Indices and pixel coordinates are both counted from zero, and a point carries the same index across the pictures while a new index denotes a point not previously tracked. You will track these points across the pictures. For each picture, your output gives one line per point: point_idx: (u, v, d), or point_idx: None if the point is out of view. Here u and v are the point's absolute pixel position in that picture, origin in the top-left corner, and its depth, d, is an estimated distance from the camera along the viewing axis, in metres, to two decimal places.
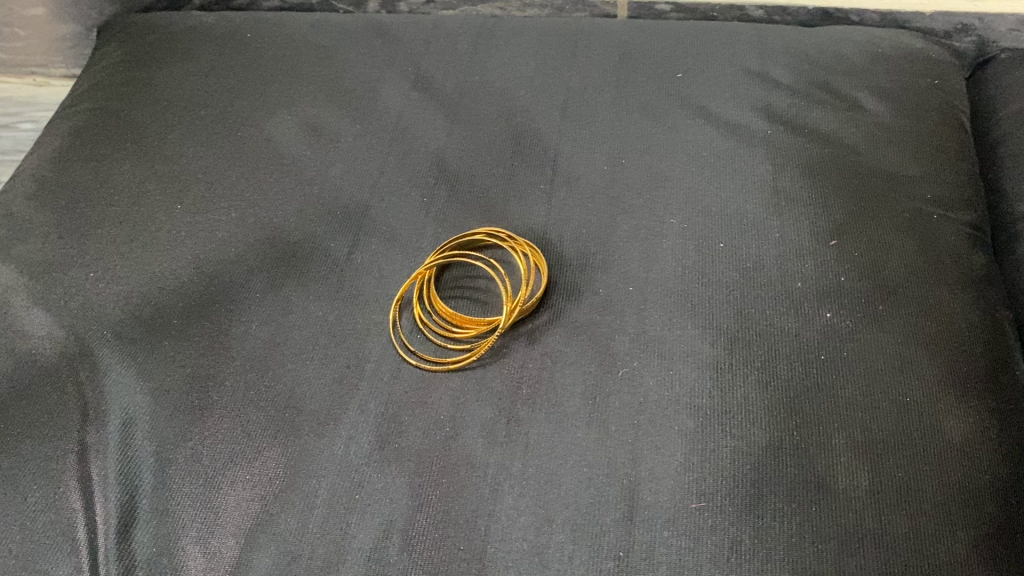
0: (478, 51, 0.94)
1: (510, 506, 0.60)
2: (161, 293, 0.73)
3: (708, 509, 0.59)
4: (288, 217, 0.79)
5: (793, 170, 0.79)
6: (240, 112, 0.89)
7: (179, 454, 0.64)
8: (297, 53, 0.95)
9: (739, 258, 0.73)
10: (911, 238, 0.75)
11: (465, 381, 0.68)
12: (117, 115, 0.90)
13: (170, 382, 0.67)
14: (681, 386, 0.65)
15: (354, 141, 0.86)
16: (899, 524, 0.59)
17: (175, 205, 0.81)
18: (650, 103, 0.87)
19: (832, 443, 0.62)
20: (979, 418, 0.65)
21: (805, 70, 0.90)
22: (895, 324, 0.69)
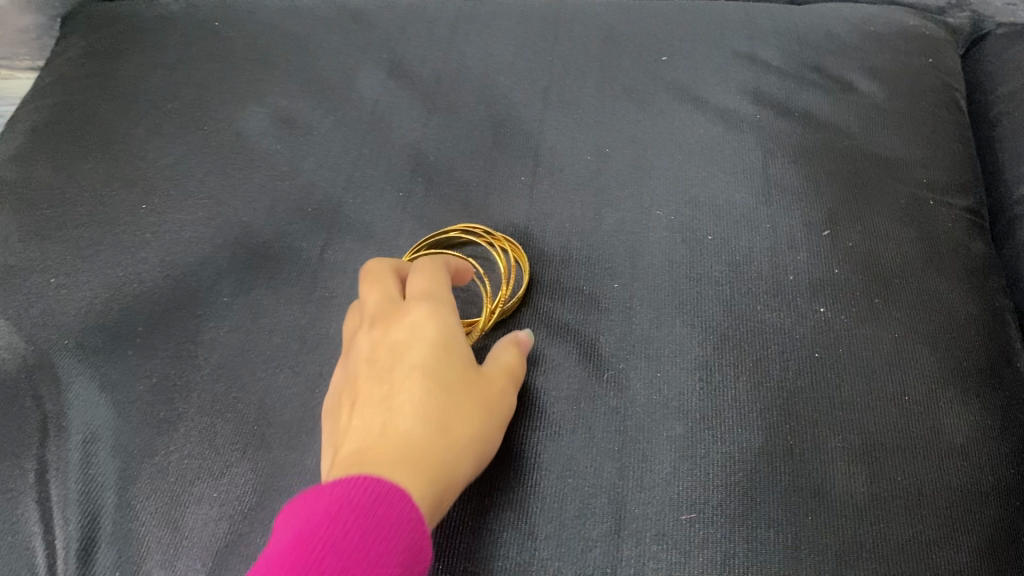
0: (456, 35, 0.91)
1: (493, 521, 0.58)
2: (125, 299, 0.70)
3: (699, 521, 0.57)
4: (258, 214, 0.76)
5: (784, 158, 0.76)
6: (208, 104, 0.85)
7: (144, 472, 0.61)
8: (267, 40, 0.91)
9: (728, 253, 0.70)
10: (908, 226, 0.72)
11: None
12: (78, 107, 0.86)
13: (135, 394, 0.64)
14: (670, 389, 0.62)
15: (327, 134, 0.82)
16: (899, 532, 0.57)
17: (140, 204, 0.77)
18: (635, 88, 0.84)
19: (829, 446, 0.59)
20: (981, 416, 0.62)
21: (796, 52, 0.86)
22: (892, 319, 0.66)
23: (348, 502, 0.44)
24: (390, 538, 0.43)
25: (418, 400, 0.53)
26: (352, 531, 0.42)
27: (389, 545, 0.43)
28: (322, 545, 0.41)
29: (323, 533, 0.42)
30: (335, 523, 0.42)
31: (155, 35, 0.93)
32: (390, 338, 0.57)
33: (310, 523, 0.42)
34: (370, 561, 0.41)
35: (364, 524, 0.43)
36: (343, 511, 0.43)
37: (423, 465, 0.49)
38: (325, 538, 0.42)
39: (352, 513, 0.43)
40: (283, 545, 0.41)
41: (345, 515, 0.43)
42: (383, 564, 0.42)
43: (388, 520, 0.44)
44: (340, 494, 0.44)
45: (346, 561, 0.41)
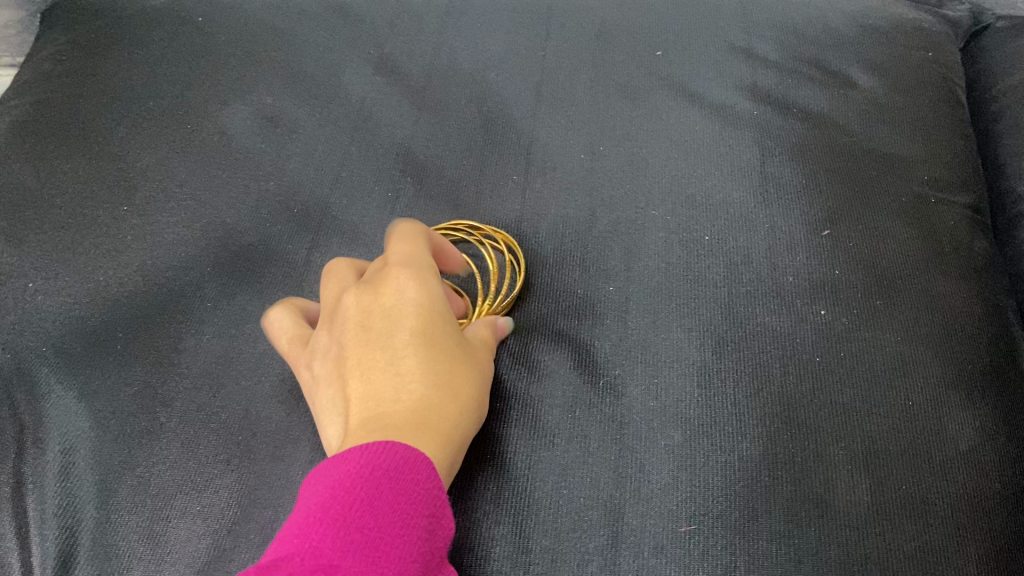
0: (446, 30, 0.88)
1: (486, 534, 0.56)
2: (105, 304, 0.68)
3: (698, 533, 0.55)
4: (243, 216, 0.74)
5: (782, 155, 0.74)
6: (191, 102, 0.83)
7: (124, 485, 0.59)
8: (251, 35, 0.89)
9: (726, 254, 0.68)
10: (909, 225, 0.70)
11: None
12: (56, 103, 0.83)
13: (115, 403, 0.62)
14: (667, 396, 0.61)
15: (314, 132, 0.80)
16: (904, 541, 0.55)
17: (122, 205, 0.74)
18: (629, 83, 0.82)
19: (831, 455, 0.58)
20: (985, 421, 0.61)
21: (793, 46, 0.84)
22: (894, 322, 0.64)
23: (383, 466, 0.46)
24: (421, 499, 0.45)
25: (422, 366, 0.53)
26: (388, 492, 0.44)
27: (420, 508, 0.45)
28: (361, 503, 0.43)
29: (361, 491, 0.44)
30: (371, 483, 0.44)
31: (136, 31, 0.90)
32: (382, 301, 0.57)
33: (347, 480, 0.44)
34: (405, 521, 0.44)
35: (397, 487, 0.45)
36: (378, 473, 0.45)
37: (434, 431, 0.51)
38: (363, 496, 0.43)
39: (387, 475, 0.45)
40: (321, 499, 0.43)
41: (379, 477, 0.45)
42: (415, 527, 0.44)
43: (420, 482, 0.46)
44: (374, 456, 0.46)
45: (383, 519, 0.43)
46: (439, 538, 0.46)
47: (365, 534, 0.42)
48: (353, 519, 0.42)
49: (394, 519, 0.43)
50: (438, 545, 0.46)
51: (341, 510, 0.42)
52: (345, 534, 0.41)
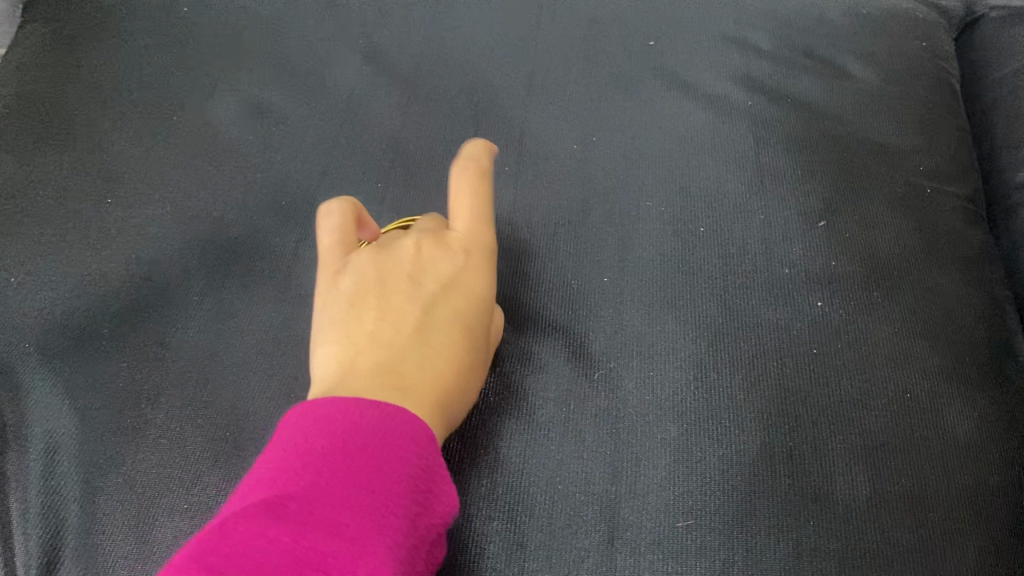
0: (435, 20, 0.87)
1: (480, 531, 0.55)
2: (88, 297, 0.66)
3: (696, 529, 0.54)
4: (229, 209, 0.73)
5: (778, 145, 0.74)
6: (176, 92, 0.81)
7: (109, 483, 0.57)
8: (237, 24, 0.87)
9: (721, 245, 0.68)
10: (906, 217, 0.69)
11: None
12: (36, 88, 0.81)
13: (100, 399, 0.61)
14: (662, 389, 0.60)
15: (300, 123, 0.79)
16: (904, 534, 0.54)
17: (105, 197, 0.73)
18: (622, 74, 0.81)
19: (830, 447, 0.57)
20: (982, 414, 0.60)
21: (787, 36, 0.84)
22: (892, 312, 0.64)
23: (398, 431, 0.45)
24: (429, 474, 0.45)
25: (452, 345, 0.54)
26: (400, 459, 0.44)
27: (428, 481, 0.45)
28: (372, 465, 0.43)
29: (372, 453, 0.43)
30: (385, 448, 0.44)
31: (119, 15, 0.88)
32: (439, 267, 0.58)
33: (359, 438, 0.44)
34: (411, 492, 0.43)
35: (410, 456, 0.45)
36: (392, 437, 0.45)
37: (441, 411, 0.52)
38: (375, 459, 0.43)
39: (401, 442, 0.45)
40: (332, 448, 0.43)
41: (394, 442, 0.45)
42: (419, 500, 0.44)
43: (432, 456, 0.46)
44: (388, 418, 0.46)
45: (394, 486, 0.43)
46: (440, 514, 0.45)
47: (373, 498, 0.42)
48: (361, 479, 0.42)
49: (402, 487, 0.43)
50: (438, 521, 0.45)
51: (350, 469, 0.42)
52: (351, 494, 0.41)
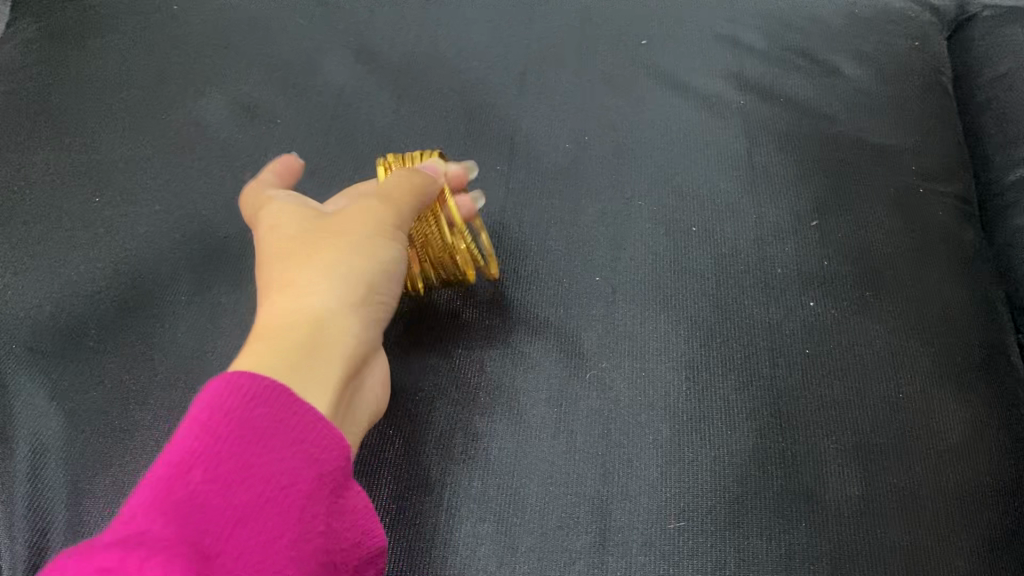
0: (427, 17, 0.86)
1: (471, 531, 0.55)
2: (74, 297, 0.66)
3: (687, 530, 0.54)
4: (219, 208, 0.72)
5: (770, 145, 0.74)
6: (164, 89, 0.81)
7: (97, 484, 0.58)
8: (225, 19, 0.86)
9: (712, 246, 0.68)
10: (898, 217, 0.69)
11: (421, 375, 0.62)
12: (21, 84, 0.80)
13: (88, 401, 0.61)
14: (654, 389, 0.60)
15: (291, 121, 0.78)
16: (895, 535, 0.55)
17: (94, 197, 0.72)
18: (613, 73, 0.80)
19: (822, 448, 0.58)
20: (975, 413, 0.60)
21: (779, 35, 0.83)
22: (884, 313, 0.64)
23: (261, 396, 0.44)
24: (299, 432, 0.44)
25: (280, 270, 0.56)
26: (264, 429, 0.43)
27: (300, 439, 0.44)
28: (233, 442, 0.42)
29: (232, 428, 0.42)
30: (244, 419, 0.43)
31: (103, 7, 0.86)
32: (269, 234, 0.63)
33: (217, 414, 0.43)
34: (281, 460, 0.43)
35: (273, 420, 0.44)
36: (254, 407, 0.44)
37: (279, 330, 0.51)
38: (235, 436, 0.42)
39: (265, 408, 0.44)
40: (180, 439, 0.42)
41: (255, 410, 0.44)
42: (292, 463, 0.43)
43: (301, 415, 0.45)
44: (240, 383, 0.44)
45: (257, 460, 0.42)
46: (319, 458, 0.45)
47: (221, 474, 0.41)
48: (221, 464, 0.41)
49: (267, 459, 0.42)
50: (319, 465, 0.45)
51: (209, 452, 0.41)
52: (210, 481, 0.40)
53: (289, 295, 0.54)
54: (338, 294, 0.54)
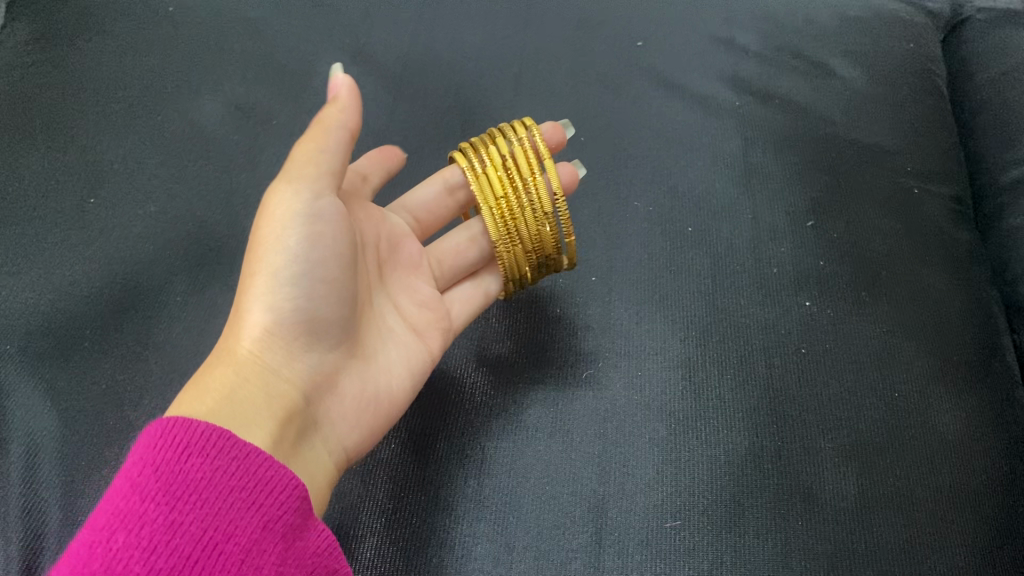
0: (422, 18, 0.86)
1: (468, 531, 0.55)
2: (68, 297, 0.65)
3: (684, 529, 0.54)
4: (216, 209, 0.72)
5: (765, 146, 0.74)
6: (160, 90, 0.80)
7: (93, 484, 0.58)
8: (221, 20, 0.86)
9: (708, 246, 0.68)
10: (893, 217, 0.70)
11: None
12: (15, 84, 0.79)
13: (84, 402, 0.61)
14: (650, 389, 0.60)
15: (287, 123, 0.78)
16: (891, 534, 0.55)
17: (89, 197, 0.72)
18: (609, 75, 0.81)
19: (817, 447, 0.58)
20: (971, 412, 0.60)
21: (775, 36, 0.83)
22: (879, 313, 0.64)
23: (196, 444, 0.43)
24: (236, 479, 0.43)
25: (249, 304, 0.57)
26: (196, 480, 0.42)
27: (237, 486, 0.43)
28: (161, 499, 0.41)
29: (162, 484, 0.42)
30: (175, 471, 0.42)
31: (97, 8, 0.86)
32: None
33: (147, 468, 0.42)
34: (213, 515, 0.42)
35: (208, 469, 0.43)
36: (186, 456, 0.43)
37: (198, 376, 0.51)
38: (163, 492, 0.41)
39: (198, 457, 0.43)
40: (109, 497, 0.42)
41: (187, 459, 0.43)
42: (229, 515, 0.42)
43: (239, 461, 0.44)
44: (169, 429, 0.44)
45: (187, 516, 0.41)
46: (259, 497, 0.44)
47: (144, 530, 0.40)
48: (145, 526, 0.40)
49: (198, 515, 0.42)
50: (261, 504, 0.43)
51: (135, 510, 0.41)
52: (131, 547, 0.40)
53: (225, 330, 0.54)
54: (254, 323, 0.51)
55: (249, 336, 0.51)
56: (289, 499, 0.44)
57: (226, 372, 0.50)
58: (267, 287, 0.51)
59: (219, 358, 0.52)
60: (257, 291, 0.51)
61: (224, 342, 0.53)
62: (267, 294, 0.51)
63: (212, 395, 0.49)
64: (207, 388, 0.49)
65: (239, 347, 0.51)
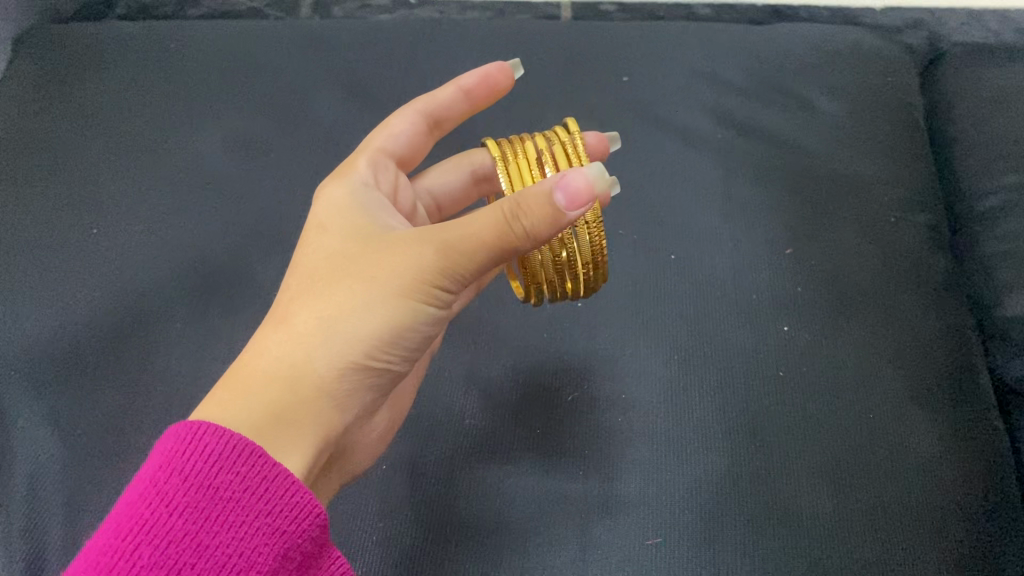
0: (417, 54, 0.89)
1: (458, 552, 0.57)
2: (71, 326, 0.68)
3: (665, 546, 0.57)
4: (214, 238, 0.74)
5: (747, 177, 0.77)
6: (161, 123, 0.83)
7: (94, 506, 0.60)
8: (221, 54, 0.88)
9: (690, 273, 0.70)
10: (871, 244, 0.72)
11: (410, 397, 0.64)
12: (22, 121, 0.83)
13: (86, 425, 0.64)
14: (635, 412, 0.63)
15: (283, 153, 0.80)
16: (867, 553, 0.57)
17: (92, 228, 0.75)
18: (597, 109, 0.83)
19: (796, 468, 0.60)
20: (948, 433, 0.62)
21: (756, 69, 0.86)
22: (857, 338, 0.66)
23: (227, 458, 0.41)
24: (264, 502, 0.41)
25: (302, 273, 0.51)
26: (225, 498, 0.40)
27: (266, 511, 0.41)
28: (190, 515, 0.39)
29: (190, 497, 0.40)
30: (204, 485, 0.40)
31: (101, 45, 0.89)
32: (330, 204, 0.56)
33: (176, 475, 0.40)
34: (237, 540, 0.40)
35: (239, 489, 0.41)
36: (216, 470, 0.40)
37: (254, 377, 0.47)
38: (192, 508, 0.39)
39: (230, 473, 0.41)
40: (130, 501, 0.40)
41: (217, 473, 0.40)
42: (254, 541, 0.40)
43: (269, 482, 0.41)
44: (203, 437, 0.41)
45: (214, 538, 0.39)
46: (288, 524, 0.41)
47: (169, 549, 0.38)
48: (169, 544, 0.38)
49: (225, 538, 0.40)
50: (291, 529, 0.41)
51: (160, 524, 0.39)
52: (153, 566, 0.38)
53: (284, 323, 0.49)
54: (338, 354, 0.48)
55: (326, 364, 0.48)
56: (313, 528, 0.42)
57: (290, 395, 0.47)
58: (362, 339, 0.48)
59: (281, 362, 0.47)
60: (351, 336, 0.48)
61: (288, 339, 0.48)
62: (360, 347, 0.48)
63: (258, 411, 0.45)
64: (261, 398, 0.46)
65: (310, 371, 0.47)
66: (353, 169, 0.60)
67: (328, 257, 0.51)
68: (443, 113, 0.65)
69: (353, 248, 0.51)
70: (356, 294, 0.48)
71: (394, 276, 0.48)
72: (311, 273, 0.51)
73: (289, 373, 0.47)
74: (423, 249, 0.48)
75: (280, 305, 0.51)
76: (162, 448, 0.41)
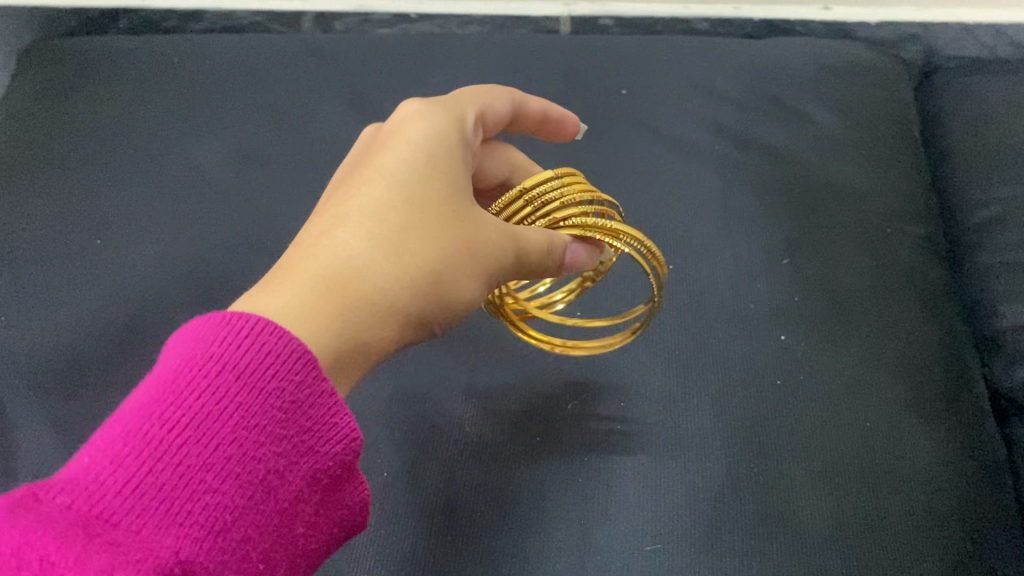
0: (417, 67, 0.90)
1: (459, 557, 0.58)
2: (76, 337, 0.69)
3: (663, 552, 0.57)
4: (216, 248, 0.75)
5: (744, 188, 0.78)
6: (163, 136, 0.84)
7: None
8: (224, 68, 0.89)
9: (687, 283, 0.71)
10: (867, 254, 0.73)
11: (410, 405, 0.65)
12: (27, 134, 0.83)
13: (91, 434, 0.64)
14: (633, 419, 0.63)
15: (286, 164, 0.81)
16: (863, 555, 0.57)
17: (95, 240, 0.75)
18: (596, 121, 0.84)
19: (793, 473, 0.60)
20: (942, 437, 0.63)
21: (753, 82, 0.87)
22: (853, 345, 0.67)
23: (283, 362, 0.37)
24: (305, 421, 0.38)
25: (397, 191, 0.45)
26: (273, 409, 0.37)
27: (305, 430, 0.38)
28: (236, 418, 0.36)
29: (240, 398, 0.36)
30: (252, 387, 0.37)
31: (105, 60, 0.90)
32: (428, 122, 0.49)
33: (228, 370, 0.36)
34: (276, 453, 0.37)
35: (287, 400, 0.37)
36: (269, 373, 0.37)
37: (352, 308, 0.42)
38: (241, 411, 0.36)
39: (282, 382, 0.37)
40: (166, 386, 0.36)
41: (269, 378, 0.37)
42: (290, 460, 0.38)
43: (316, 398, 0.39)
44: (265, 341, 0.37)
45: (258, 449, 0.36)
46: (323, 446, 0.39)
47: (207, 450, 0.35)
48: (211, 446, 0.35)
49: (264, 451, 0.37)
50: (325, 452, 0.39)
51: (201, 422, 0.35)
52: (188, 467, 0.35)
53: (387, 249, 0.44)
54: (429, 306, 0.45)
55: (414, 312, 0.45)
56: (345, 453, 0.40)
57: (375, 339, 0.43)
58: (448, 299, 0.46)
59: (383, 295, 0.43)
60: (444, 291, 0.46)
61: (390, 271, 0.43)
62: (447, 305, 0.46)
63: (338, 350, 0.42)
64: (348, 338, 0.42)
65: (401, 315, 0.44)
66: (468, 121, 0.52)
67: (429, 187, 0.46)
68: (521, 118, 0.62)
69: (452, 191, 0.48)
70: (459, 253, 0.46)
71: (490, 255, 0.48)
72: (406, 197, 0.45)
73: (383, 313, 0.43)
74: (506, 241, 0.49)
75: (351, 213, 0.44)
76: (209, 336, 0.37)
